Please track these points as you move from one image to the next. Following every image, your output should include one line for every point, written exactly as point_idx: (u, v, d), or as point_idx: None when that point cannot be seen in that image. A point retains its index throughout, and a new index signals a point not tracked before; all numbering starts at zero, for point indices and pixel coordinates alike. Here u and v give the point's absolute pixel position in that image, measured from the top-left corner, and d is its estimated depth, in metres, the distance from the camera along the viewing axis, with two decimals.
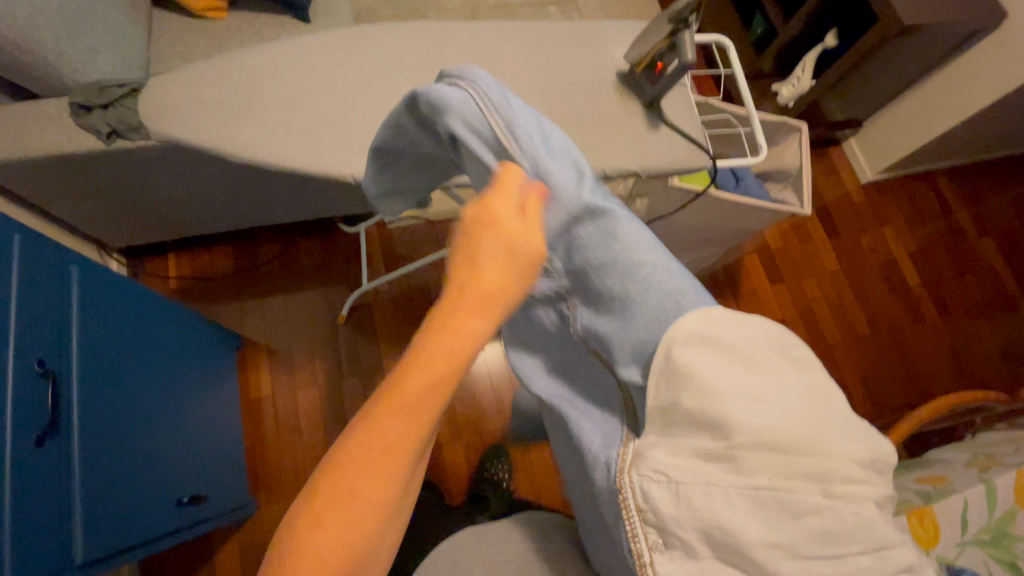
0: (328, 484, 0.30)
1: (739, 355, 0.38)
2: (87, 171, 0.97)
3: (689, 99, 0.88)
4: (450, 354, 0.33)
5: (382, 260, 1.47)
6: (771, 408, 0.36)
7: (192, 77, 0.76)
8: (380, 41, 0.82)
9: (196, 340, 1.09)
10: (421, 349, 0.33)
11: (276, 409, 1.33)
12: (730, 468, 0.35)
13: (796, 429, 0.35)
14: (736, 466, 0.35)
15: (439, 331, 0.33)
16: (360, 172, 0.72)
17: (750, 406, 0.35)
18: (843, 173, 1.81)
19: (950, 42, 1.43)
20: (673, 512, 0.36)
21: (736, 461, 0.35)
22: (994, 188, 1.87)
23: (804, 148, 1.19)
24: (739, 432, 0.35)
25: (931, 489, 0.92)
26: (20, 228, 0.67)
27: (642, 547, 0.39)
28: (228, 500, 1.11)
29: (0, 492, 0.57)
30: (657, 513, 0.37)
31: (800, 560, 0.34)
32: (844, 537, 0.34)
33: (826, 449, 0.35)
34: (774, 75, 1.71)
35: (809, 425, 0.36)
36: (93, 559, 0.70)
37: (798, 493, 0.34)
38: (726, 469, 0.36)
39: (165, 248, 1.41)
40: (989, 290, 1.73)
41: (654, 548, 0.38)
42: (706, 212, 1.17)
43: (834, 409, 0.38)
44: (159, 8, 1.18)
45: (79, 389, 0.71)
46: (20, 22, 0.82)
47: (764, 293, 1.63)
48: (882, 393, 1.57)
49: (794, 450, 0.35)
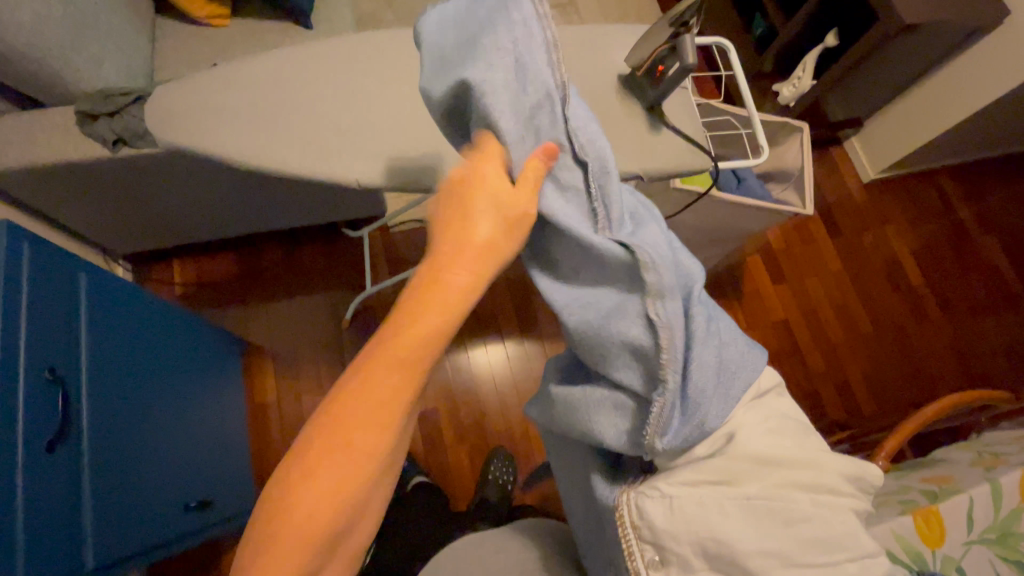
0: (306, 457, 0.36)
1: (751, 390, 0.48)
2: (93, 179, 0.98)
3: (690, 102, 0.89)
4: (419, 332, 0.40)
5: (385, 264, 1.47)
6: (777, 437, 0.45)
7: (197, 86, 0.77)
8: (382, 47, 0.83)
9: (202, 343, 1.09)
10: (394, 332, 0.40)
11: (281, 413, 1.34)
12: (728, 485, 0.43)
13: (776, 446, 0.45)
14: (733, 483, 0.43)
15: (411, 317, 0.40)
16: (364, 178, 0.73)
17: (760, 434, 0.45)
18: (844, 172, 1.81)
19: (952, 41, 1.43)
20: (670, 527, 0.43)
21: (732, 479, 0.43)
22: (997, 186, 1.87)
23: (806, 148, 1.19)
24: (741, 450, 0.44)
25: (936, 488, 0.91)
26: (31, 238, 0.68)
27: (641, 561, 0.45)
28: (234, 505, 1.11)
29: (10, 498, 0.58)
30: (652, 528, 0.44)
31: (789, 565, 0.42)
32: (830, 543, 0.42)
33: (816, 466, 0.45)
34: (774, 76, 1.72)
35: (804, 449, 0.45)
36: (103, 564, 0.71)
37: (788, 505, 0.42)
38: (724, 486, 0.43)
39: (169, 253, 1.42)
40: (993, 288, 1.73)
41: (652, 562, 0.44)
42: (708, 213, 1.17)
43: (820, 442, 0.47)
44: (163, 16, 1.19)
45: (90, 396, 0.72)
46: (25, 32, 0.83)
47: (767, 293, 1.63)
48: (887, 393, 1.57)
49: (786, 466, 0.44)
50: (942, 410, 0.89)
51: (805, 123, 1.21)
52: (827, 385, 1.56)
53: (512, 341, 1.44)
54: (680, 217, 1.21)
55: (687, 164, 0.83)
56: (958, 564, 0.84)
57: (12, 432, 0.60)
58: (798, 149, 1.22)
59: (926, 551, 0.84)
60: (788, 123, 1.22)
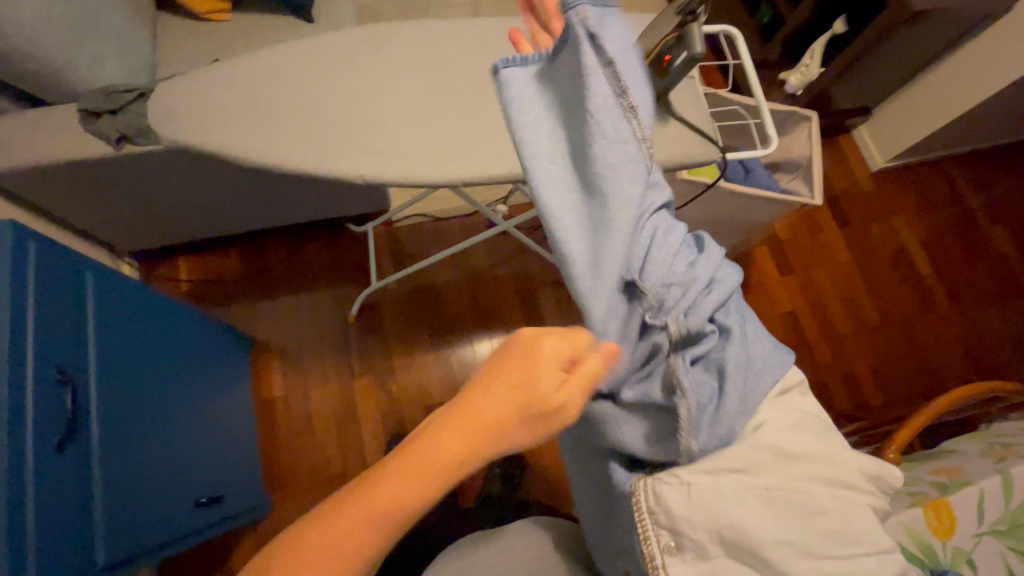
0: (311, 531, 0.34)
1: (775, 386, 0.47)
2: (97, 177, 0.97)
3: (698, 92, 0.88)
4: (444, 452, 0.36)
5: (390, 260, 1.47)
6: (797, 432, 0.45)
7: (200, 83, 0.76)
8: (385, 40, 0.82)
9: (209, 340, 1.09)
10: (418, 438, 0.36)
11: (289, 409, 1.35)
12: (745, 473, 0.43)
13: (795, 441, 0.44)
14: (750, 471, 0.43)
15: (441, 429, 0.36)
16: (369, 174, 0.72)
17: (780, 430, 0.45)
18: (852, 162, 1.79)
19: (963, 26, 1.41)
20: (685, 513, 0.42)
21: (750, 466, 0.43)
22: (1007, 174, 1.84)
23: (814, 138, 1.18)
24: (761, 440, 0.44)
25: (947, 480, 0.91)
26: (37, 236, 0.68)
27: (655, 550, 0.44)
28: (243, 501, 1.12)
29: (21, 497, 0.58)
30: (668, 514, 0.43)
31: (808, 558, 0.41)
32: (850, 538, 0.42)
33: (835, 461, 0.44)
34: (781, 64, 1.69)
35: (823, 442, 0.45)
36: (114, 561, 0.71)
37: (806, 497, 0.42)
38: (742, 474, 0.43)
39: (175, 250, 1.42)
40: (1004, 278, 1.70)
41: (666, 552, 0.44)
42: (715, 204, 1.16)
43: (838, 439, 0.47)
44: (164, 12, 1.19)
45: (99, 395, 0.72)
46: (26, 30, 0.83)
47: (774, 285, 1.62)
48: (895, 385, 1.56)
49: (803, 457, 0.44)
50: (953, 402, 0.88)
51: (813, 112, 1.19)
52: (835, 376, 1.55)
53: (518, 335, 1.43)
54: (686, 209, 1.20)
55: (695, 155, 0.82)
56: (967, 556, 0.84)
57: (22, 432, 0.60)
58: (807, 139, 1.20)
59: (936, 544, 0.83)
60: (796, 113, 1.20)
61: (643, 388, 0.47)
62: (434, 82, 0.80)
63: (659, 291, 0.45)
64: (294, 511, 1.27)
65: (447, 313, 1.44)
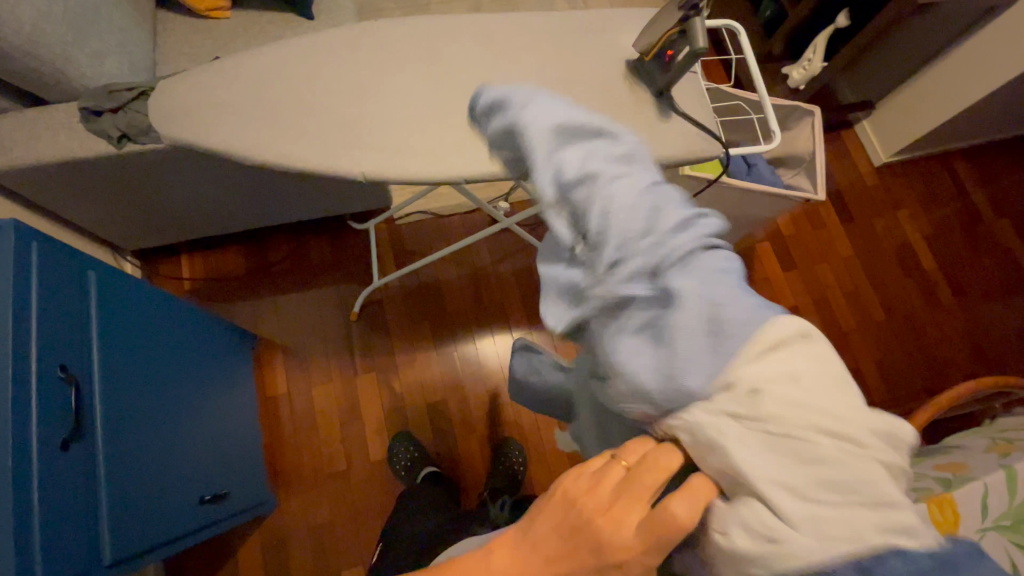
0: None
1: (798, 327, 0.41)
2: (100, 176, 0.97)
3: (700, 87, 0.87)
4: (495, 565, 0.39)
5: (392, 256, 1.47)
6: (813, 375, 0.40)
7: (201, 81, 0.76)
8: (385, 36, 0.82)
9: (213, 339, 1.10)
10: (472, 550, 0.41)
11: (293, 406, 1.35)
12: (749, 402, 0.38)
13: (804, 388, 0.39)
14: (755, 402, 0.38)
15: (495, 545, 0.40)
16: (371, 171, 0.72)
17: (793, 373, 0.39)
18: (856, 156, 1.78)
19: (969, 18, 1.39)
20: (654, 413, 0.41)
21: (754, 399, 0.38)
22: (1012, 168, 1.83)
23: (817, 132, 1.17)
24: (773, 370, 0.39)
25: (950, 475, 0.90)
26: (38, 235, 0.68)
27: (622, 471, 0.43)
28: (248, 498, 1.12)
29: (27, 495, 0.58)
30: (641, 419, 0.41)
31: (795, 500, 0.37)
32: (852, 488, 0.37)
33: (850, 412, 0.39)
34: (784, 58, 1.68)
35: (837, 387, 0.40)
36: (121, 558, 0.72)
37: (809, 441, 0.38)
38: (741, 401, 0.39)
39: (177, 248, 1.42)
40: (1008, 272, 1.70)
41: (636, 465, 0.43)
42: (718, 199, 1.16)
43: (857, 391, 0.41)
44: (164, 10, 1.18)
45: (102, 393, 0.73)
46: (27, 28, 0.83)
47: (777, 281, 1.62)
48: (899, 380, 1.55)
49: (822, 400, 0.39)
50: (957, 398, 0.87)
51: (817, 106, 1.19)
52: (837, 372, 1.55)
53: (520, 332, 1.43)
54: None
55: (698, 151, 0.81)
56: None
57: (26, 431, 0.60)
58: (810, 134, 1.19)
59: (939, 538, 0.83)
60: (799, 107, 1.19)
61: (622, 333, 0.41)
62: (435, 77, 0.80)
63: (617, 249, 0.40)
64: (298, 507, 1.28)
65: (449, 310, 1.44)
